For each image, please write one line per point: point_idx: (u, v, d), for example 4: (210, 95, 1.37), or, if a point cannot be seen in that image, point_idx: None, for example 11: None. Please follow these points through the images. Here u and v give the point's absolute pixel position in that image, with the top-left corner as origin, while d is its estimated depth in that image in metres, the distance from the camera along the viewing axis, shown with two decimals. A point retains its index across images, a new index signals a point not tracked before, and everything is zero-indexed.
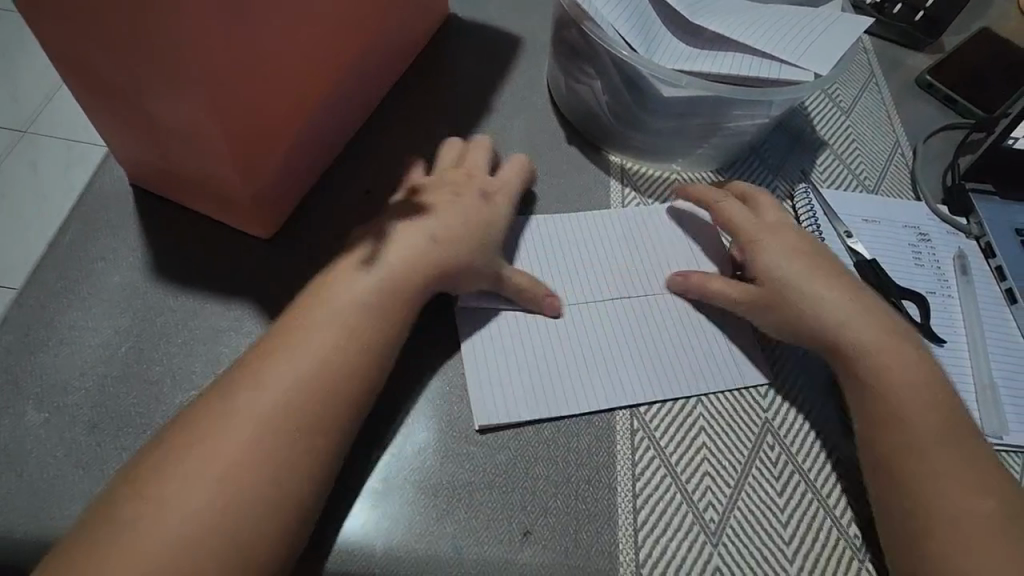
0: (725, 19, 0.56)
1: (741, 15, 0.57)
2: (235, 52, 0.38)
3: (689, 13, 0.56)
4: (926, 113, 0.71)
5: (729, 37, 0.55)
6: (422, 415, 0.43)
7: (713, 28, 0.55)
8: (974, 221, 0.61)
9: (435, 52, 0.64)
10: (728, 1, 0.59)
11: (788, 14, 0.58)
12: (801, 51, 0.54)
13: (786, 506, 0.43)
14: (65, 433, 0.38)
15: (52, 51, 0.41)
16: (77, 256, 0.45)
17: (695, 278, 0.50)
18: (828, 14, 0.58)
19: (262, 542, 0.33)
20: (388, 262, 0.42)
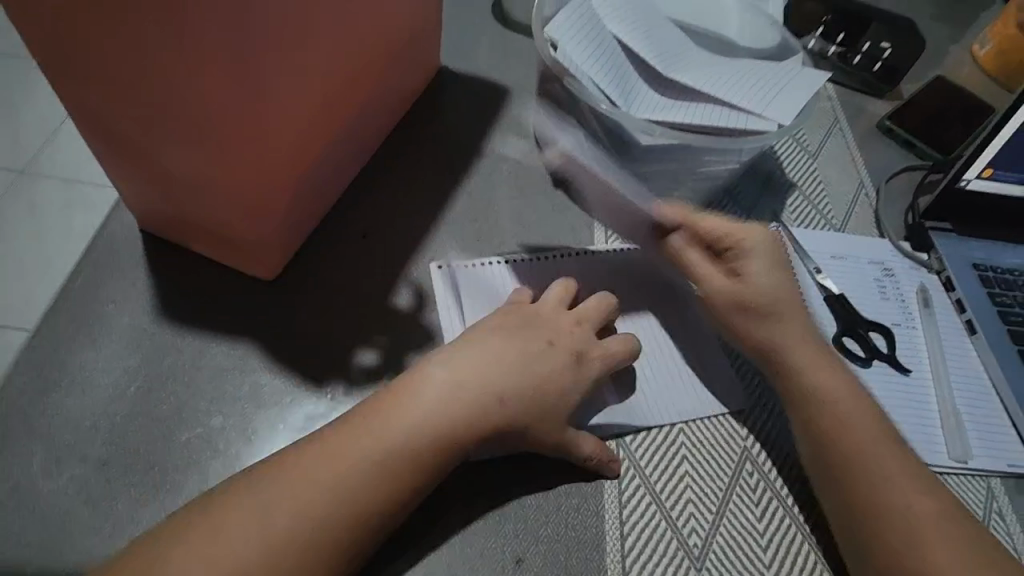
0: (695, 73, 0.61)
1: (710, 68, 0.62)
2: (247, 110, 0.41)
3: (663, 66, 0.60)
4: (886, 155, 0.76)
5: (699, 90, 0.59)
6: None
7: (684, 81, 0.60)
8: (934, 256, 0.66)
9: (427, 103, 0.68)
10: (699, 54, 0.63)
11: (754, 67, 0.62)
12: (766, 103, 0.59)
13: (766, 530, 0.46)
14: (76, 471, 0.40)
15: (75, 111, 0.44)
16: (88, 299, 0.47)
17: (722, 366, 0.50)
18: (790, 67, 0.63)
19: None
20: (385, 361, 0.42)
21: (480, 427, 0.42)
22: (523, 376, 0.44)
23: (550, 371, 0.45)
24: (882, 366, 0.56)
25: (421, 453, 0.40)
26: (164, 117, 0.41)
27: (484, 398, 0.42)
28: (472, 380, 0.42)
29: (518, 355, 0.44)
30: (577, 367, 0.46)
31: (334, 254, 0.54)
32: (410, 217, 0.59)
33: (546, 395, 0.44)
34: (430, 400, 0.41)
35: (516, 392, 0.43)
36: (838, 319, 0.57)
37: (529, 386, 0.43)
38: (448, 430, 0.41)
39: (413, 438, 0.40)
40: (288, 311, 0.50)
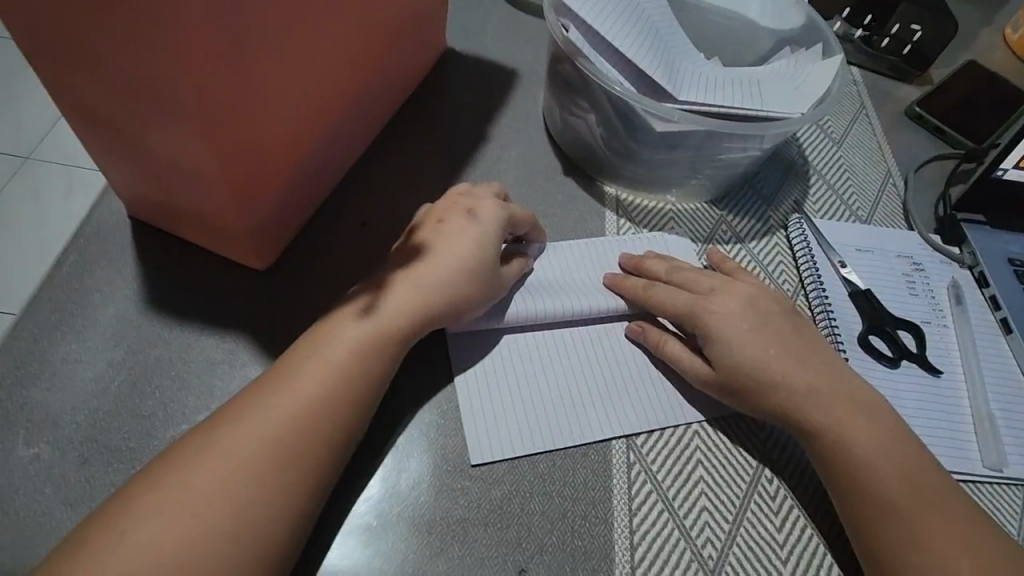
0: (700, 86, 0.55)
1: (711, 79, 0.57)
2: (232, 92, 0.38)
3: (667, 73, 0.55)
4: (916, 144, 0.72)
5: (710, 104, 0.54)
6: (416, 447, 0.43)
7: (696, 99, 0.54)
8: (967, 250, 0.62)
9: (432, 86, 0.65)
10: (694, 63, 0.58)
11: (750, 74, 0.59)
12: (782, 98, 0.56)
13: (786, 542, 0.43)
14: (54, 470, 0.38)
15: (57, 92, 0.42)
16: (73, 287, 0.45)
17: (653, 333, 0.49)
18: (784, 66, 0.61)
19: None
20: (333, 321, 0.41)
21: (424, 304, 0.42)
22: (440, 258, 0.44)
23: (453, 244, 0.45)
24: (911, 366, 0.53)
25: (363, 354, 0.40)
26: (143, 97, 0.38)
27: (416, 289, 0.43)
28: (401, 282, 0.43)
29: (430, 246, 0.45)
30: (471, 222, 0.46)
31: (331, 243, 0.52)
32: (413, 205, 0.56)
33: (462, 260, 0.44)
34: (350, 312, 0.41)
35: (439, 276, 0.43)
36: (864, 316, 0.54)
37: (448, 265, 0.44)
38: (391, 323, 0.41)
39: (348, 342, 0.40)
40: (283, 302, 0.47)
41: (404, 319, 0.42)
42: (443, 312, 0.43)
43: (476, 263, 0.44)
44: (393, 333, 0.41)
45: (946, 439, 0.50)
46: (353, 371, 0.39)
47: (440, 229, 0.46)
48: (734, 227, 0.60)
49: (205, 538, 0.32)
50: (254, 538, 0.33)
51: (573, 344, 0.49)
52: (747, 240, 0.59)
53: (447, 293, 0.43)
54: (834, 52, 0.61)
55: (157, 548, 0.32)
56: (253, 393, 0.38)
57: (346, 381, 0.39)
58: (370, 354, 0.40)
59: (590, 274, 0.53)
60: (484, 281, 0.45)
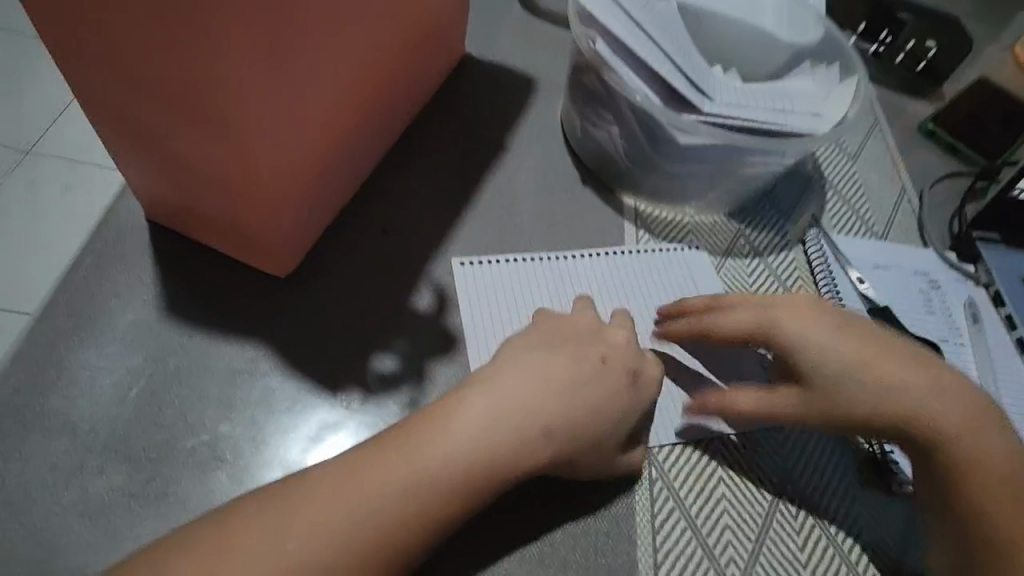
0: (732, 94, 0.54)
1: (743, 88, 0.56)
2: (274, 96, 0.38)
3: (700, 79, 0.54)
4: (929, 159, 0.73)
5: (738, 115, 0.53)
6: None
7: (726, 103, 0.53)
8: (981, 268, 0.62)
9: (451, 91, 0.65)
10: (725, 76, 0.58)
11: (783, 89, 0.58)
12: (805, 115, 0.55)
13: (808, 561, 0.43)
14: (73, 479, 0.37)
15: (82, 90, 0.41)
16: (90, 291, 0.44)
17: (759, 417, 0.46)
18: (817, 86, 0.60)
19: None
20: (437, 468, 0.35)
21: (537, 450, 0.37)
22: (573, 414, 0.38)
23: (604, 397, 0.40)
24: None
25: (478, 475, 0.35)
26: (175, 100, 0.38)
27: (534, 427, 0.37)
28: (520, 405, 0.38)
29: (565, 390, 0.39)
30: (632, 388, 0.41)
31: (350, 249, 0.51)
32: (430, 213, 0.55)
33: (589, 415, 0.39)
34: (501, 421, 0.37)
35: (590, 414, 0.39)
36: None
37: (576, 402, 0.39)
38: (504, 451, 0.36)
39: (462, 460, 0.35)
40: (302, 309, 0.47)
41: (510, 466, 0.36)
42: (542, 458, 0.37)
43: (602, 415, 0.39)
44: (498, 460, 0.36)
45: None
46: (464, 483, 0.35)
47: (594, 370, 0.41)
48: (752, 241, 0.60)
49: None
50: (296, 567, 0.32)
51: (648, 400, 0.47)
52: (765, 255, 0.59)
53: (567, 439, 0.38)
54: (857, 74, 0.61)
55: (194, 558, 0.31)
56: (357, 465, 0.34)
57: (448, 474, 0.35)
58: (459, 487, 0.35)
59: (657, 293, 0.54)
60: (605, 415, 0.40)
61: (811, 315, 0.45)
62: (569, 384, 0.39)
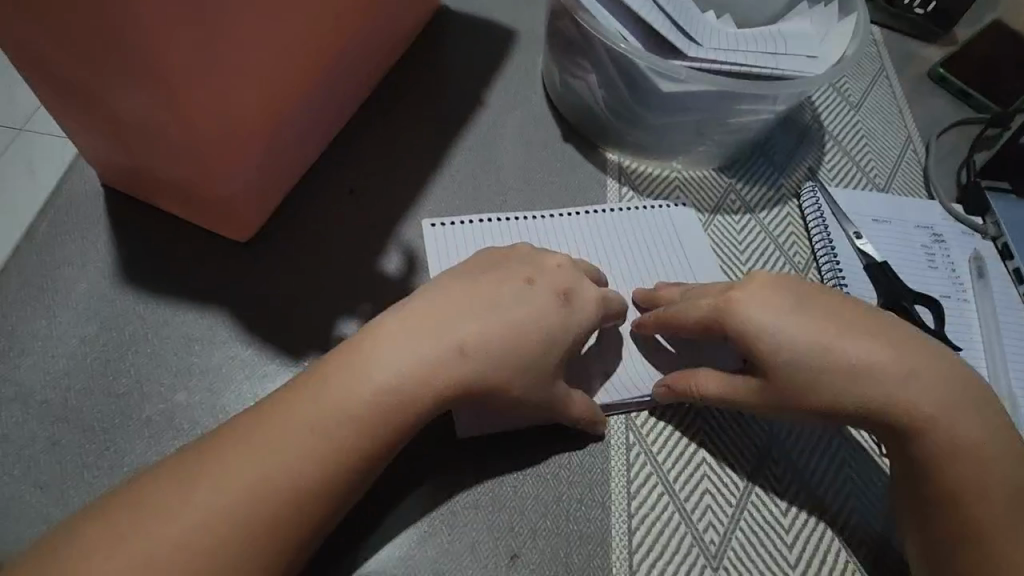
0: (719, 36, 0.51)
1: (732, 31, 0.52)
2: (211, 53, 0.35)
3: (685, 22, 0.50)
4: (938, 106, 0.68)
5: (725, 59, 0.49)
6: None
7: (713, 47, 0.49)
8: (990, 220, 0.58)
9: (426, 45, 0.62)
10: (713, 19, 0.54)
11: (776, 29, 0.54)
12: (798, 57, 0.51)
13: (792, 526, 0.41)
14: (24, 451, 0.36)
15: (7, 44, 0.37)
16: (42, 261, 0.43)
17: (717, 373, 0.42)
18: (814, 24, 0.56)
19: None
20: (338, 397, 0.33)
21: (454, 370, 0.35)
22: (491, 332, 0.36)
23: (527, 313, 0.37)
24: None
25: (388, 396, 0.33)
26: (100, 52, 0.34)
27: (448, 344, 0.35)
28: (432, 325, 0.35)
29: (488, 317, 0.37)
30: (560, 308, 0.39)
31: (316, 212, 0.49)
32: (401, 174, 0.53)
33: (514, 337, 0.36)
34: (409, 343, 0.35)
35: (512, 333, 0.36)
36: (880, 291, 0.51)
37: (498, 319, 0.37)
38: (421, 373, 0.34)
39: (369, 390, 0.33)
40: (264, 275, 0.45)
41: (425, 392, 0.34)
42: (461, 382, 0.35)
43: (528, 340, 0.37)
44: (413, 386, 0.34)
45: None
46: (376, 406, 0.33)
47: (520, 290, 0.38)
48: (743, 196, 0.57)
49: (231, 525, 0.30)
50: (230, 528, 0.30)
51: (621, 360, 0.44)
52: (756, 210, 0.56)
53: (488, 362, 0.36)
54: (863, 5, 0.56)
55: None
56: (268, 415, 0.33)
57: (357, 412, 0.33)
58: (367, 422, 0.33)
59: (639, 250, 0.51)
60: (534, 343, 0.37)
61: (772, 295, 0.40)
62: (490, 305, 0.37)
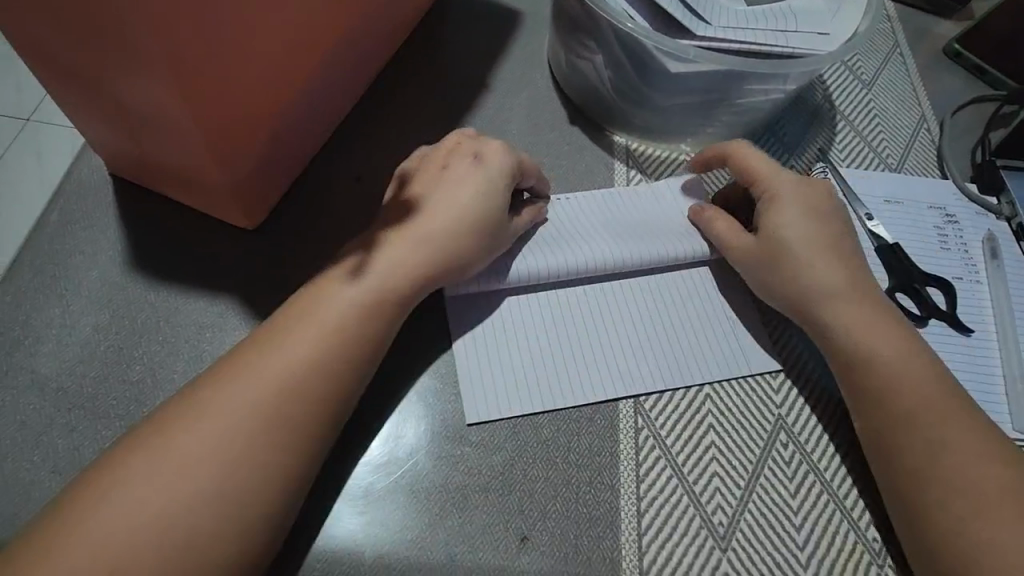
0: (728, 15, 0.49)
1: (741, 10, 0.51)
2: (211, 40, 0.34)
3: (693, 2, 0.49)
4: (953, 84, 0.67)
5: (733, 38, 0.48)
6: (396, 384, 0.42)
7: (721, 26, 0.48)
8: (1005, 200, 0.58)
9: (430, 28, 0.61)
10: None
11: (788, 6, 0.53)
12: (810, 35, 0.50)
13: (800, 508, 0.41)
14: (41, 438, 0.37)
15: (12, 34, 0.37)
16: (54, 250, 0.43)
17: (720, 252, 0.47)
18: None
19: (272, 526, 0.33)
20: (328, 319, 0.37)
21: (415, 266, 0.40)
22: (436, 222, 0.41)
23: (452, 208, 0.42)
24: (940, 326, 0.49)
25: (361, 310, 0.38)
26: (103, 40, 0.34)
27: (411, 244, 0.40)
28: (404, 243, 0.40)
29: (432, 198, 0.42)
30: (485, 204, 0.43)
31: (322, 200, 0.49)
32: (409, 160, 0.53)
33: (447, 234, 0.41)
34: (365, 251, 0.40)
35: (444, 233, 0.41)
36: (892, 273, 0.51)
37: (447, 218, 0.41)
38: (397, 256, 0.40)
39: (334, 310, 0.37)
40: (272, 263, 0.45)
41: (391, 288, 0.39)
42: (437, 249, 0.41)
43: (453, 240, 0.41)
44: (381, 292, 0.39)
45: (977, 390, 0.48)
46: (348, 319, 0.37)
47: (451, 188, 0.43)
48: None
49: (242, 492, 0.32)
50: (261, 486, 0.33)
51: (604, 341, 0.45)
52: None
53: (424, 264, 0.40)
54: None
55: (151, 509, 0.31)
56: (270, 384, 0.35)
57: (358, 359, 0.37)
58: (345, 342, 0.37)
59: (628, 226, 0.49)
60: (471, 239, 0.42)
61: (811, 197, 0.46)
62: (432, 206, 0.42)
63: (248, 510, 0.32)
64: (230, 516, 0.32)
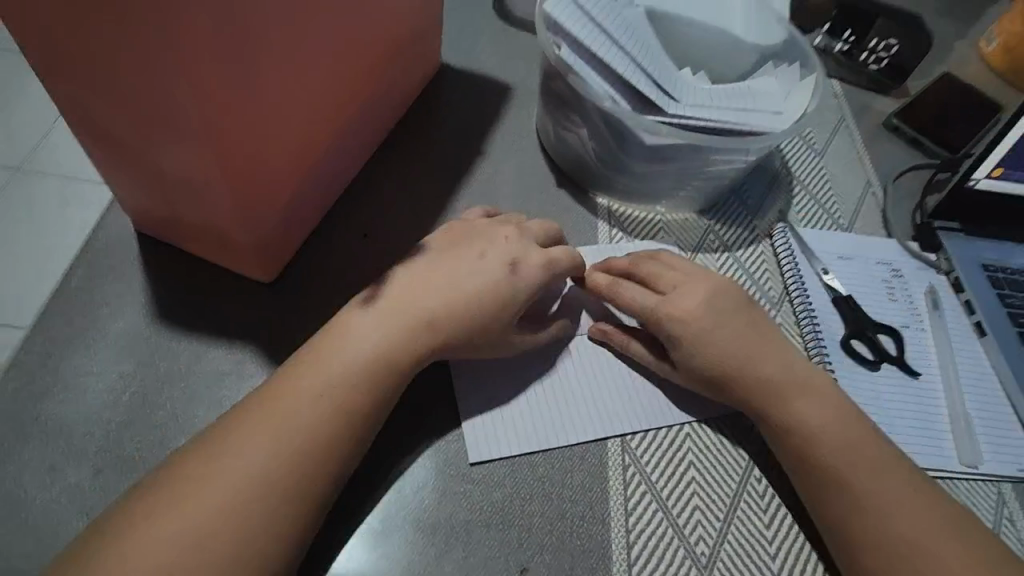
0: (693, 97, 0.57)
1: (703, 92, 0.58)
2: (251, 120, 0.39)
3: (662, 86, 0.56)
4: (894, 153, 0.75)
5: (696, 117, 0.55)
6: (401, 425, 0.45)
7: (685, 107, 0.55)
8: (943, 256, 0.65)
9: (430, 100, 0.67)
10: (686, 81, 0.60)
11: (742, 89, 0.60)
12: (761, 114, 0.58)
13: (775, 537, 0.45)
14: (69, 480, 0.39)
15: (65, 104, 0.41)
16: (81, 302, 0.46)
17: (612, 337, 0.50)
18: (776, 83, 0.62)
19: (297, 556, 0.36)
20: (349, 380, 0.40)
21: (431, 322, 0.43)
22: (446, 286, 0.44)
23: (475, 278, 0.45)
24: (891, 370, 0.55)
25: (375, 359, 0.41)
26: (155, 115, 0.38)
27: (423, 312, 0.43)
28: (405, 298, 0.43)
29: (453, 268, 0.45)
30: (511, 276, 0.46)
31: (332, 256, 0.53)
32: (412, 218, 0.58)
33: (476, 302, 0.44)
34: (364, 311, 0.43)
35: (453, 298, 0.44)
36: (846, 323, 0.56)
37: (462, 287, 0.44)
38: (392, 317, 0.42)
39: (352, 358, 0.40)
40: (285, 314, 0.49)
41: (410, 345, 0.42)
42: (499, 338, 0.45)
43: (487, 310, 0.44)
44: (397, 345, 0.42)
45: (926, 429, 0.53)
46: (367, 363, 0.41)
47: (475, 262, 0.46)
48: (721, 236, 0.62)
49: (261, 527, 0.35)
50: (277, 521, 0.36)
51: (593, 382, 0.49)
52: (733, 248, 0.62)
53: (452, 328, 0.43)
54: (818, 66, 0.63)
55: (191, 539, 0.34)
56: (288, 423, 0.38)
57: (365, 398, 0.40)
58: (363, 384, 0.40)
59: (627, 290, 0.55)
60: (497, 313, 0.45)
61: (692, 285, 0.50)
62: (457, 272, 0.45)
63: (265, 545, 0.35)
64: (259, 549, 0.35)
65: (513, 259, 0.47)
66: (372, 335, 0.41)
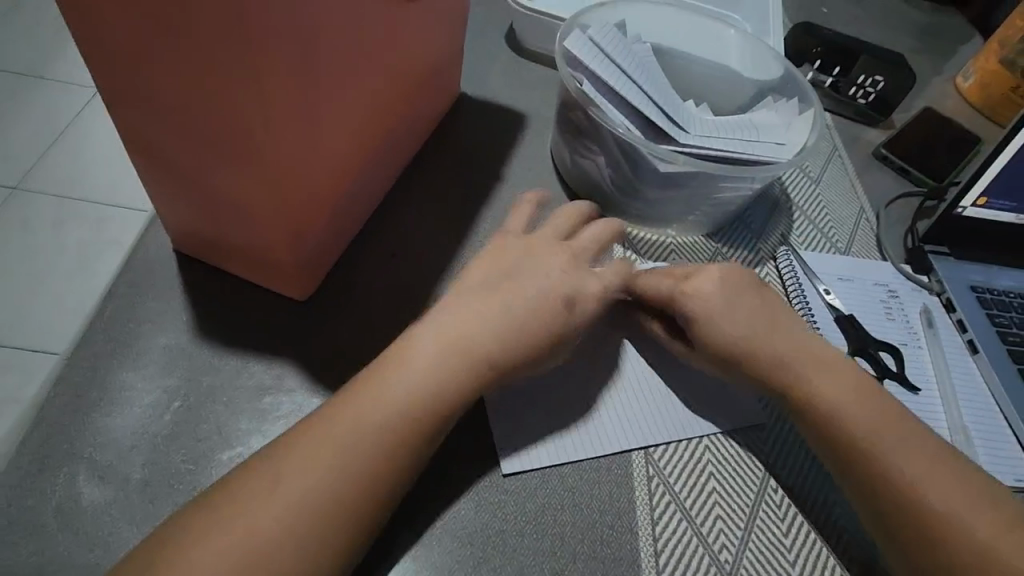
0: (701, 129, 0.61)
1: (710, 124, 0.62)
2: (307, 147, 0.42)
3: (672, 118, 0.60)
4: (884, 182, 0.80)
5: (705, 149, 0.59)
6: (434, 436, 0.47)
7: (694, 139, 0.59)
8: (935, 278, 0.69)
9: (449, 127, 0.70)
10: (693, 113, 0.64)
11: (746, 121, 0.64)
12: (765, 145, 0.61)
13: (793, 544, 0.47)
14: (118, 492, 0.40)
15: (125, 132, 0.43)
16: (124, 319, 0.47)
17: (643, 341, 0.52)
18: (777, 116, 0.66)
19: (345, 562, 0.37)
20: (412, 407, 0.41)
21: (487, 350, 0.44)
22: (501, 314, 0.46)
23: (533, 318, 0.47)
24: (892, 385, 0.58)
25: (435, 382, 0.42)
26: (218, 143, 0.40)
27: (483, 334, 0.45)
28: (467, 325, 0.45)
29: (515, 296, 0.47)
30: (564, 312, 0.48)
31: (362, 275, 0.55)
32: (437, 240, 0.60)
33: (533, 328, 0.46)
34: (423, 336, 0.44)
35: (507, 324, 0.46)
36: (849, 340, 0.60)
37: (521, 309, 0.47)
38: (456, 342, 0.44)
39: (412, 385, 0.42)
40: (320, 331, 0.50)
41: (463, 371, 0.43)
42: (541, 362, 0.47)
43: (545, 336, 0.47)
44: (459, 366, 0.43)
45: None
46: (428, 386, 0.42)
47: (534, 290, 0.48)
48: (728, 258, 0.66)
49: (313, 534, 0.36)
50: (328, 528, 0.37)
51: (616, 394, 0.51)
52: None
53: (506, 354, 0.45)
54: (815, 100, 0.67)
55: (248, 547, 0.35)
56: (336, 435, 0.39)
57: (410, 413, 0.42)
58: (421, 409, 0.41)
59: None
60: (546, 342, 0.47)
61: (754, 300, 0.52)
62: (517, 301, 0.47)
63: (316, 551, 0.36)
64: (310, 555, 0.36)
65: (572, 293, 0.49)
66: (432, 360, 0.43)
